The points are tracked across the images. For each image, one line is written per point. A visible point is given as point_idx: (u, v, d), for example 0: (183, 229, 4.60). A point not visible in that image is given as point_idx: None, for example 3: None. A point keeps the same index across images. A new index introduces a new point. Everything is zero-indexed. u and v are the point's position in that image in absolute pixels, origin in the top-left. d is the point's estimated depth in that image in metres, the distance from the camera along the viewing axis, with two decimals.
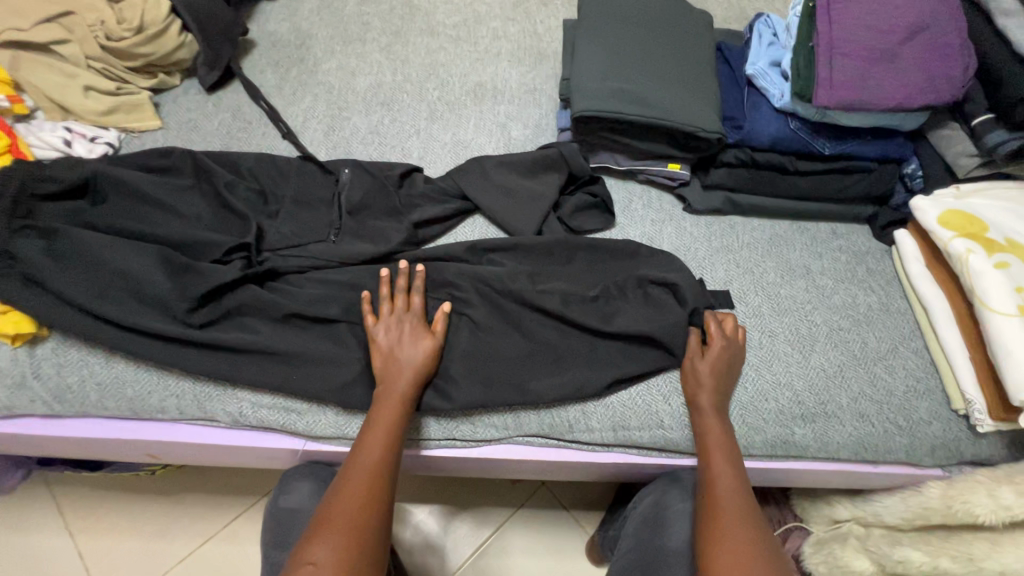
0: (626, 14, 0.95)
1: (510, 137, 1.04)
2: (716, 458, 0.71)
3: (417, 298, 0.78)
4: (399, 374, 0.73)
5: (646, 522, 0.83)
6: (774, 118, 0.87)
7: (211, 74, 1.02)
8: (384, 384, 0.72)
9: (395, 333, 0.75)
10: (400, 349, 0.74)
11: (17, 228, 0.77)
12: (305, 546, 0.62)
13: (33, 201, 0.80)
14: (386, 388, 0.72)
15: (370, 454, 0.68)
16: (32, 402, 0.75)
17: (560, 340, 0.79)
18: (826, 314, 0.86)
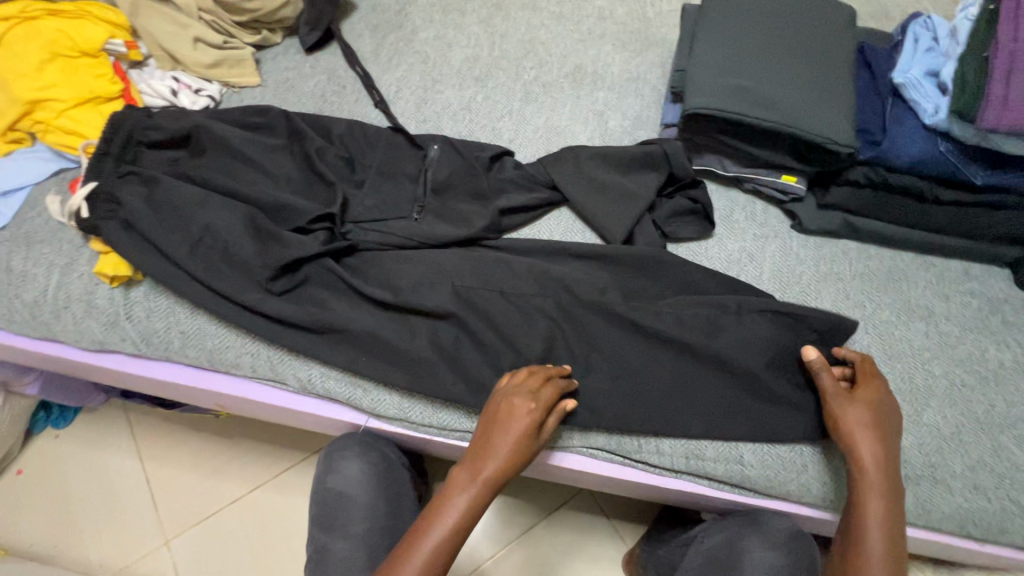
0: (757, 3, 0.86)
1: (606, 127, 0.97)
2: (869, 509, 0.62)
3: (547, 386, 0.68)
4: (496, 451, 0.66)
5: (718, 562, 0.77)
6: (920, 136, 0.75)
7: (312, 35, 1.02)
8: (483, 447, 0.66)
9: (505, 407, 0.67)
10: (510, 431, 0.66)
11: (123, 173, 0.80)
12: None
13: (139, 148, 0.83)
14: (483, 453, 0.66)
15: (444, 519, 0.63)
16: (121, 341, 0.78)
17: (640, 354, 0.74)
18: (947, 365, 0.76)
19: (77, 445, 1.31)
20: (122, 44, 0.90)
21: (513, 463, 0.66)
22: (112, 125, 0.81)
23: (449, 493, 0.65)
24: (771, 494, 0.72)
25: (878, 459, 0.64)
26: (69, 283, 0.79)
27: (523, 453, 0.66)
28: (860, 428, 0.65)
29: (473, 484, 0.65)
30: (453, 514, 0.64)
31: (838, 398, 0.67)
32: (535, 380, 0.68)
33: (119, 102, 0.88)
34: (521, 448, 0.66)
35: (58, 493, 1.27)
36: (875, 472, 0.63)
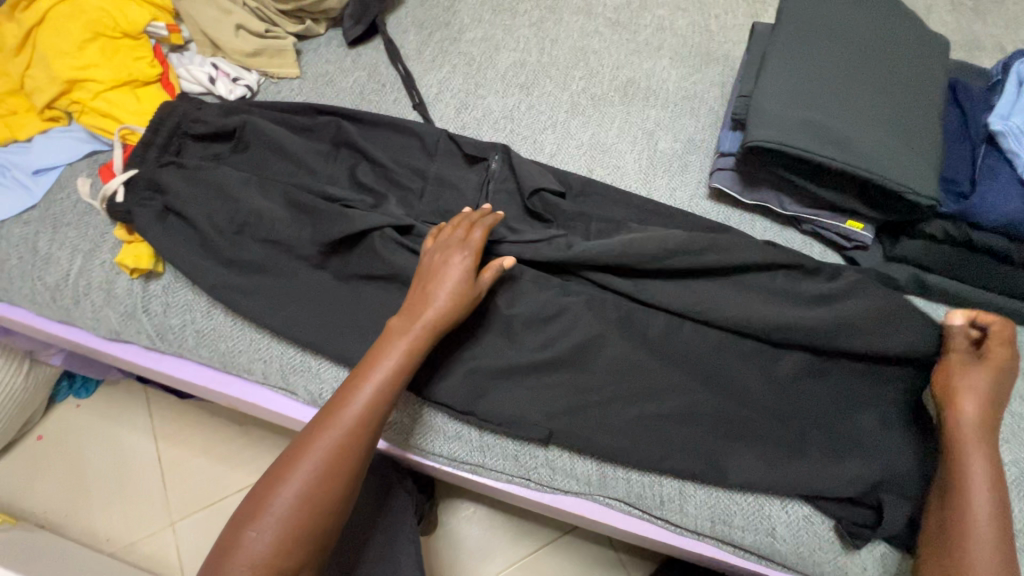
0: (839, 28, 0.78)
1: (655, 148, 0.91)
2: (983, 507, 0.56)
3: (477, 231, 0.69)
4: (432, 295, 0.64)
5: None
6: (1016, 192, 0.67)
7: (356, 28, 0.98)
8: (419, 289, 0.65)
9: (440, 258, 0.67)
10: (449, 278, 0.65)
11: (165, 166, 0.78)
12: (300, 442, 0.57)
13: (183, 139, 0.81)
14: (420, 289, 0.65)
15: (380, 365, 0.60)
16: (137, 333, 0.77)
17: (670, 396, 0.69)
18: (1018, 452, 0.67)
19: (96, 417, 1.33)
20: (164, 27, 0.88)
21: (448, 321, 0.63)
22: (160, 114, 0.80)
23: (389, 339, 0.62)
24: (802, 571, 0.66)
25: (976, 417, 0.60)
26: (91, 270, 0.78)
27: (464, 298, 0.65)
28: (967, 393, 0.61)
29: (411, 330, 0.62)
30: (392, 361, 0.60)
31: (963, 355, 0.64)
32: (462, 232, 0.69)
33: (157, 86, 0.87)
34: (459, 303, 0.64)
35: (73, 462, 1.29)
36: (977, 423, 0.60)
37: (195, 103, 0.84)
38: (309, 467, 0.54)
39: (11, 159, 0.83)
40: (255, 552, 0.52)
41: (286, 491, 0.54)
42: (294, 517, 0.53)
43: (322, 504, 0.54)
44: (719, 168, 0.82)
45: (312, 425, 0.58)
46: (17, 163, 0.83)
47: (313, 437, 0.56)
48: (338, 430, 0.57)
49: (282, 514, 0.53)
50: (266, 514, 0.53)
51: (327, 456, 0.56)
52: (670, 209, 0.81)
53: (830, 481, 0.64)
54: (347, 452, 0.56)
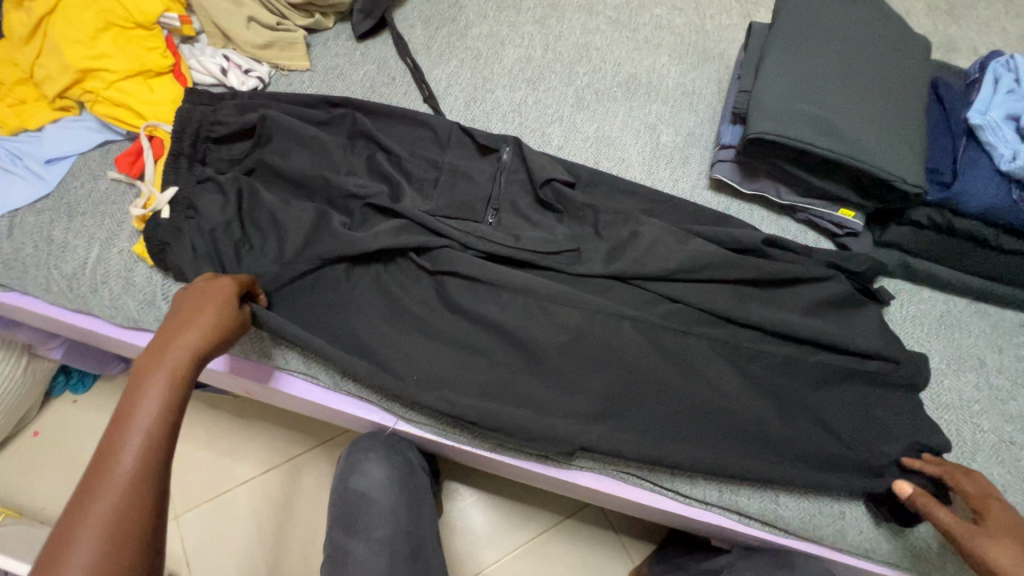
0: (831, 28, 0.83)
1: (657, 141, 0.95)
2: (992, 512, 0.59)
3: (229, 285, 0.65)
4: (203, 312, 0.60)
5: None
6: (994, 181, 0.73)
7: (365, 22, 1.00)
8: (195, 300, 0.61)
9: (196, 294, 0.62)
10: (208, 307, 0.61)
11: (200, 177, 0.79)
12: (122, 422, 0.52)
13: (207, 144, 0.82)
14: (191, 296, 0.62)
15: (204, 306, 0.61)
16: (157, 321, 0.77)
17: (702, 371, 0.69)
18: (996, 421, 0.73)
19: (94, 412, 1.31)
20: (176, 19, 0.88)
21: (217, 333, 0.60)
22: (180, 109, 0.81)
23: (169, 348, 0.57)
24: (803, 535, 0.71)
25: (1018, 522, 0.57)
26: (109, 258, 0.78)
27: (232, 323, 0.62)
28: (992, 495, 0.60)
29: (174, 346, 0.57)
30: (197, 330, 0.59)
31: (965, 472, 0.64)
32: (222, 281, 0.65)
33: (170, 77, 0.88)
34: (217, 321, 0.61)
35: (71, 459, 1.27)
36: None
37: (211, 95, 0.85)
38: (108, 494, 0.47)
39: (22, 148, 0.83)
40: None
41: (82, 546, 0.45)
42: (108, 523, 0.46)
43: (125, 532, 0.46)
44: (720, 160, 0.86)
45: (96, 467, 0.49)
46: (28, 153, 0.83)
47: (98, 474, 0.49)
48: (127, 462, 0.49)
49: (101, 515, 0.46)
50: (65, 571, 0.44)
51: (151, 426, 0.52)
52: (675, 198, 0.85)
53: (829, 448, 0.69)
54: (150, 466, 0.50)
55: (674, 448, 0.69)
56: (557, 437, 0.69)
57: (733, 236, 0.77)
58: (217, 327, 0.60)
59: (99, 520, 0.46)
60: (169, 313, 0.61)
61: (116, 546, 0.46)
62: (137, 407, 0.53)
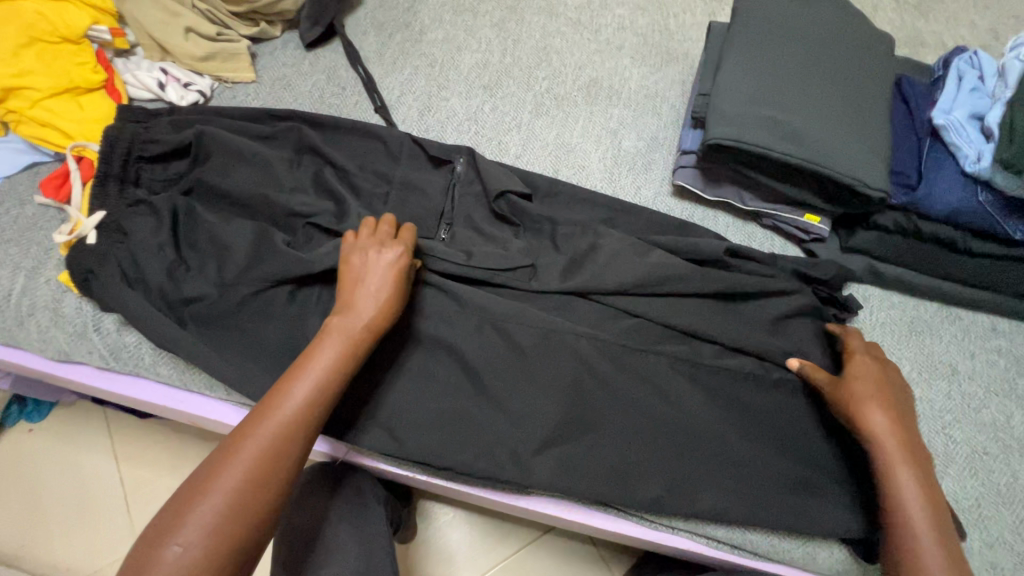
0: (791, 27, 0.80)
1: (619, 147, 0.92)
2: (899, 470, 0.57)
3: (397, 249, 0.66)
4: (370, 285, 0.63)
5: None
6: (959, 183, 0.71)
7: (313, 30, 0.96)
8: (367, 273, 0.64)
9: (365, 259, 0.65)
10: (373, 280, 0.63)
11: (131, 200, 0.74)
12: (287, 384, 0.57)
13: (139, 164, 0.77)
14: (373, 272, 0.64)
15: (377, 284, 0.63)
16: (88, 353, 0.73)
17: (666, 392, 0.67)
18: (968, 431, 0.71)
19: (49, 441, 1.25)
20: (107, 31, 0.84)
21: (391, 309, 0.63)
22: (109, 129, 0.76)
23: (336, 322, 0.61)
24: (773, 558, 0.68)
25: (885, 426, 0.59)
26: (35, 289, 0.74)
27: (396, 303, 0.64)
28: (868, 403, 0.60)
29: (349, 324, 0.61)
30: (374, 297, 0.62)
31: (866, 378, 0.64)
32: (388, 236, 0.68)
33: (102, 93, 0.83)
34: (393, 294, 0.63)
35: (26, 491, 1.21)
36: (893, 445, 0.58)
37: (146, 112, 0.81)
38: (253, 451, 0.53)
39: None
40: (209, 516, 0.50)
41: (242, 463, 0.52)
42: (246, 486, 0.52)
43: (275, 467, 0.53)
44: (682, 166, 0.83)
45: (273, 395, 0.56)
46: None
47: (276, 401, 0.56)
48: (297, 404, 0.56)
49: (242, 475, 0.52)
50: (201, 514, 0.50)
51: (305, 402, 0.56)
52: (635, 207, 0.82)
53: (793, 465, 0.66)
54: (292, 438, 0.55)
55: (635, 473, 0.66)
56: (513, 466, 0.66)
57: (693, 247, 0.74)
58: (381, 313, 0.62)
59: (236, 478, 0.52)
60: (346, 271, 0.65)
61: (246, 507, 0.51)
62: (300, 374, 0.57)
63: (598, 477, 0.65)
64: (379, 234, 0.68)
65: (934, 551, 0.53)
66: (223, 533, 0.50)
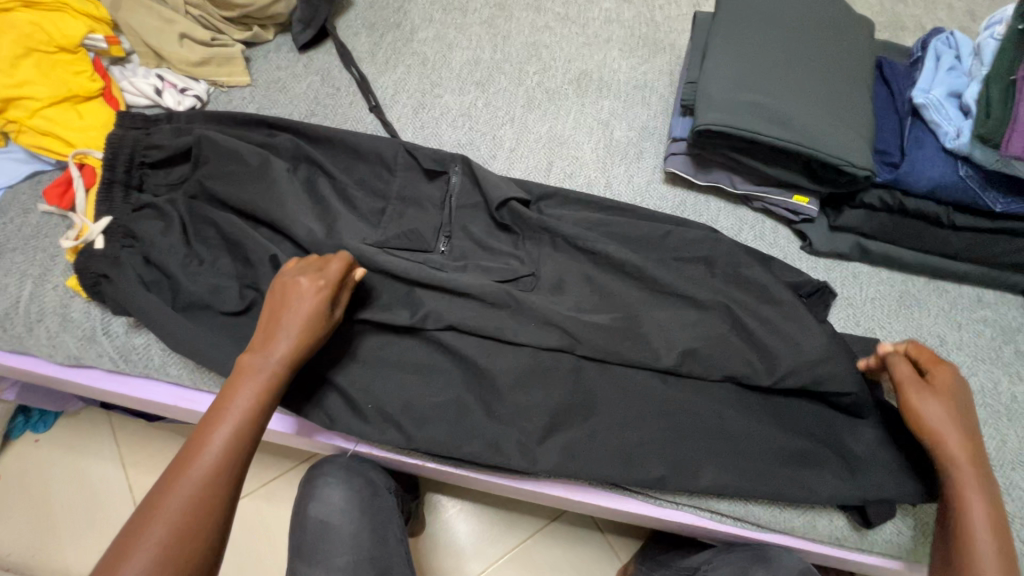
0: (773, 15, 0.82)
1: (611, 137, 0.94)
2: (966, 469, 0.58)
3: (321, 278, 0.64)
4: (286, 322, 0.61)
5: None
6: (941, 159, 0.73)
7: (306, 33, 0.97)
8: (285, 307, 0.62)
9: (286, 292, 0.63)
10: (292, 315, 0.61)
11: (136, 205, 0.75)
12: (204, 431, 0.55)
13: (143, 170, 0.78)
14: (290, 306, 0.62)
15: (296, 314, 0.61)
16: (98, 356, 0.74)
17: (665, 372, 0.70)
18: None
19: (58, 450, 1.26)
20: (103, 40, 0.85)
21: (310, 343, 0.62)
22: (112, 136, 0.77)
23: (257, 361, 0.59)
24: (775, 529, 0.70)
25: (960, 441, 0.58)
26: (43, 295, 0.75)
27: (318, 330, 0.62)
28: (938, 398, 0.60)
29: (266, 362, 0.59)
30: (295, 330, 0.61)
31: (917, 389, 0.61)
32: (318, 268, 0.65)
33: (100, 101, 0.84)
34: (314, 328, 0.62)
35: (36, 500, 1.22)
36: (957, 436, 0.59)
37: (145, 117, 0.82)
38: (173, 509, 0.50)
39: None
40: None
41: (167, 513, 0.50)
42: (171, 549, 0.48)
43: (201, 522, 0.50)
44: (673, 153, 0.85)
45: (193, 442, 0.54)
46: None
47: (196, 451, 0.53)
48: (215, 451, 0.53)
49: (166, 539, 0.48)
50: None
51: (225, 447, 0.54)
52: None
53: (791, 437, 0.69)
54: (219, 486, 0.52)
55: (638, 451, 0.68)
56: (518, 450, 0.68)
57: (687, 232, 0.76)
58: (302, 346, 0.61)
59: (157, 543, 0.48)
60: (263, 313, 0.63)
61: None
62: (220, 416, 0.55)
63: (602, 458, 0.68)
64: (313, 264, 0.66)
65: (985, 541, 0.54)
66: None
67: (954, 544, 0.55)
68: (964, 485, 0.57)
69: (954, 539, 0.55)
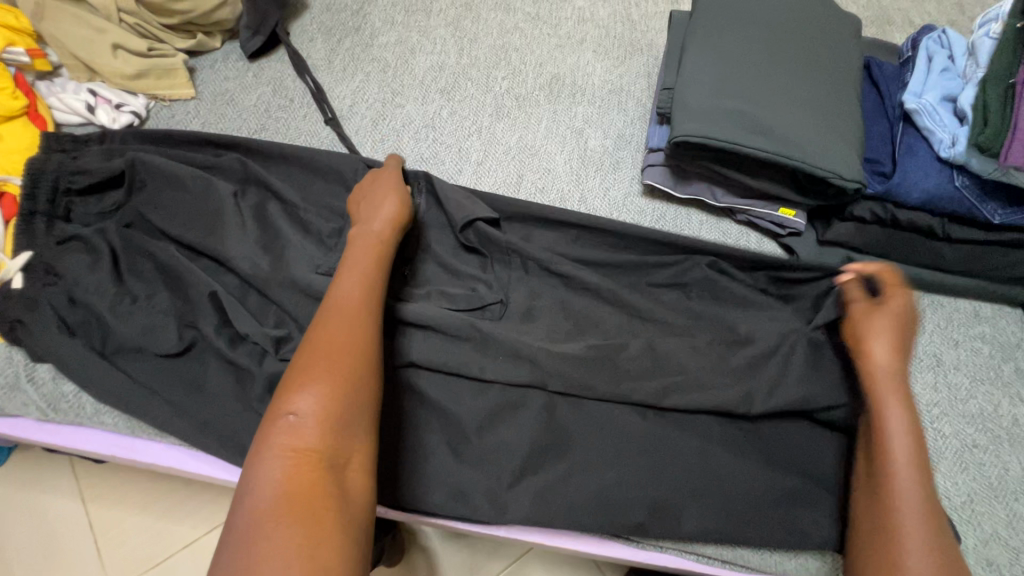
0: (754, 14, 0.77)
1: (586, 146, 0.88)
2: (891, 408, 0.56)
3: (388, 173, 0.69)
4: (381, 203, 0.64)
5: None
6: (935, 169, 0.68)
7: (255, 40, 0.90)
8: (371, 198, 0.66)
9: (369, 185, 0.67)
10: (386, 194, 0.65)
11: (61, 237, 0.68)
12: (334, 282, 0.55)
13: (68, 198, 0.71)
14: (376, 197, 0.66)
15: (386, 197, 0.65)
16: (24, 406, 0.67)
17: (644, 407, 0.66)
18: (956, 423, 0.69)
19: (11, 487, 1.17)
20: (24, 53, 0.77)
21: (403, 214, 0.64)
22: (32, 163, 0.70)
23: (361, 229, 0.61)
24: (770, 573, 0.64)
25: (886, 376, 0.58)
26: None
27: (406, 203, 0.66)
28: (875, 335, 0.61)
29: (375, 230, 0.61)
30: (384, 210, 0.63)
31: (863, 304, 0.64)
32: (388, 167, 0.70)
33: (24, 120, 0.76)
34: (402, 200, 0.65)
35: None
36: (888, 368, 0.58)
37: (74, 138, 0.76)
38: (329, 332, 0.49)
39: None
40: (308, 390, 0.45)
41: (323, 342, 0.49)
42: (339, 363, 0.47)
43: (358, 346, 0.49)
44: (650, 165, 0.79)
45: (330, 290, 0.54)
46: None
47: (331, 293, 0.53)
48: (348, 294, 0.53)
49: (330, 353, 0.48)
50: (298, 399, 0.45)
51: (360, 291, 0.54)
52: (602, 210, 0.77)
53: (780, 474, 0.64)
54: (365, 320, 0.52)
55: (616, 496, 0.62)
56: (486, 498, 0.62)
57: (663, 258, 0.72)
58: (397, 216, 0.63)
59: (324, 359, 0.47)
60: (353, 205, 0.67)
61: (341, 390, 0.46)
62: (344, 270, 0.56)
63: (577, 504, 0.62)
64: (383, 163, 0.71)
65: (908, 464, 0.52)
66: (327, 416, 0.44)
67: (883, 489, 0.52)
68: (891, 427, 0.55)
69: (881, 463, 0.54)
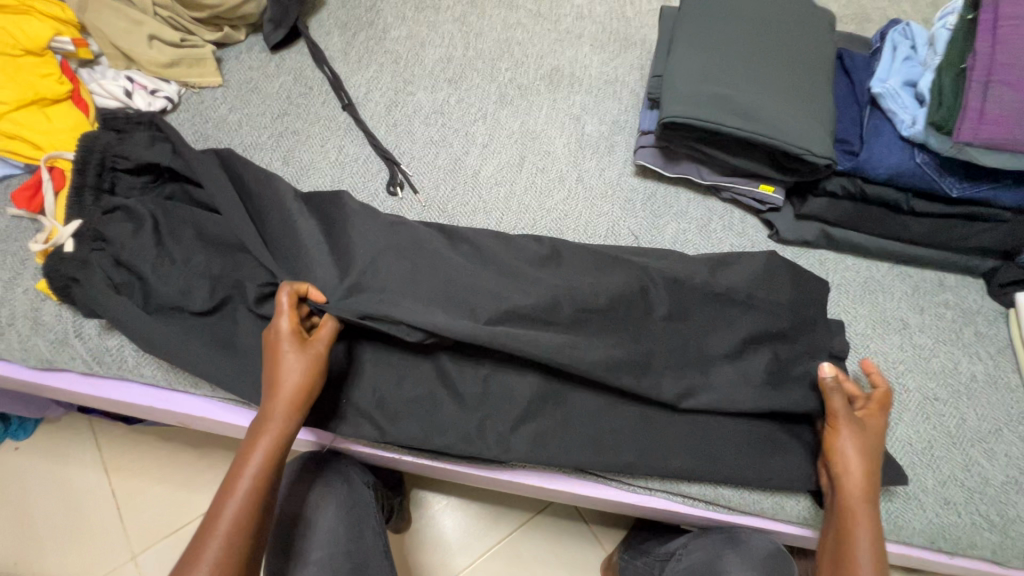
0: (736, 9, 0.84)
1: (583, 132, 0.95)
2: (856, 507, 0.61)
3: (291, 334, 0.62)
4: (275, 403, 0.60)
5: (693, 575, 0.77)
6: (898, 147, 0.75)
7: (277, 32, 0.97)
8: (269, 390, 0.61)
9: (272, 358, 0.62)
10: (285, 382, 0.60)
11: (107, 208, 0.75)
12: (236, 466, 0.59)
13: (115, 173, 0.78)
14: (272, 389, 0.61)
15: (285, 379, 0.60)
16: (71, 359, 0.74)
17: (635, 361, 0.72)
18: (921, 379, 0.76)
19: (38, 458, 1.21)
20: (70, 42, 0.84)
21: (309, 393, 0.61)
22: (84, 143, 0.76)
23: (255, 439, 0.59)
24: (746, 510, 0.72)
25: (859, 470, 0.62)
26: (13, 299, 0.75)
27: (313, 381, 0.62)
28: (847, 432, 0.64)
29: (272, 425, 0.59)
30: (282, 412, 0.60)
31: (845, 429, 0.64)
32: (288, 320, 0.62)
33: (69, 104, 0.83)
34: (312, 367, 0.62)
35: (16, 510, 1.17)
36: (858, 455, 0.63)
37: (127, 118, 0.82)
38: (231, 493, 0.56)
39: None
40: (212, 554, 0.54)
41: (227, 510, 0.56)
42: (239, 522, 0.55)
43: (250, 518, 0.56)
44: (642, 146, 0.86)
45: (234, 463, 0.58)
46: None
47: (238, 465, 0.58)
48: (250, 473, 0.58)
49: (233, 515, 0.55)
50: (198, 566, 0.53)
51: (263, 464, 0.58)
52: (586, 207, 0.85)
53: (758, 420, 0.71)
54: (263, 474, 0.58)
55: (609, 438, 0.69)
56: (491, 440, 0.69)
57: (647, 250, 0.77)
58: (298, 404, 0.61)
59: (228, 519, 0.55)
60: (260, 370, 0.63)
61: (235, 553, 0.54)
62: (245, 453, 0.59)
63: (573, 445, 0.69)
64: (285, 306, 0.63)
65: (864, 555, 0.58)
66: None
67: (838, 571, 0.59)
68: (853, 525, 0.60)
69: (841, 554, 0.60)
